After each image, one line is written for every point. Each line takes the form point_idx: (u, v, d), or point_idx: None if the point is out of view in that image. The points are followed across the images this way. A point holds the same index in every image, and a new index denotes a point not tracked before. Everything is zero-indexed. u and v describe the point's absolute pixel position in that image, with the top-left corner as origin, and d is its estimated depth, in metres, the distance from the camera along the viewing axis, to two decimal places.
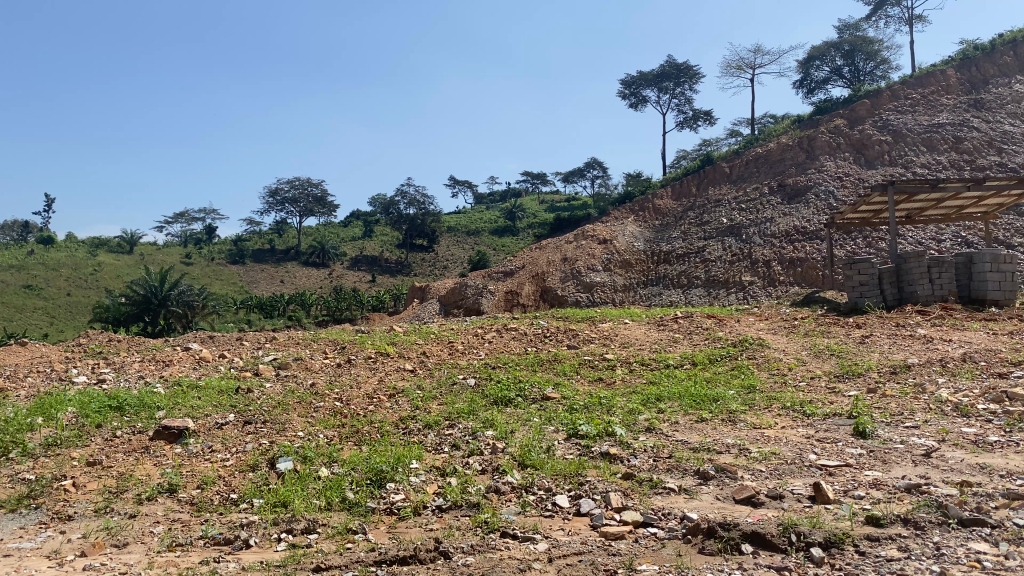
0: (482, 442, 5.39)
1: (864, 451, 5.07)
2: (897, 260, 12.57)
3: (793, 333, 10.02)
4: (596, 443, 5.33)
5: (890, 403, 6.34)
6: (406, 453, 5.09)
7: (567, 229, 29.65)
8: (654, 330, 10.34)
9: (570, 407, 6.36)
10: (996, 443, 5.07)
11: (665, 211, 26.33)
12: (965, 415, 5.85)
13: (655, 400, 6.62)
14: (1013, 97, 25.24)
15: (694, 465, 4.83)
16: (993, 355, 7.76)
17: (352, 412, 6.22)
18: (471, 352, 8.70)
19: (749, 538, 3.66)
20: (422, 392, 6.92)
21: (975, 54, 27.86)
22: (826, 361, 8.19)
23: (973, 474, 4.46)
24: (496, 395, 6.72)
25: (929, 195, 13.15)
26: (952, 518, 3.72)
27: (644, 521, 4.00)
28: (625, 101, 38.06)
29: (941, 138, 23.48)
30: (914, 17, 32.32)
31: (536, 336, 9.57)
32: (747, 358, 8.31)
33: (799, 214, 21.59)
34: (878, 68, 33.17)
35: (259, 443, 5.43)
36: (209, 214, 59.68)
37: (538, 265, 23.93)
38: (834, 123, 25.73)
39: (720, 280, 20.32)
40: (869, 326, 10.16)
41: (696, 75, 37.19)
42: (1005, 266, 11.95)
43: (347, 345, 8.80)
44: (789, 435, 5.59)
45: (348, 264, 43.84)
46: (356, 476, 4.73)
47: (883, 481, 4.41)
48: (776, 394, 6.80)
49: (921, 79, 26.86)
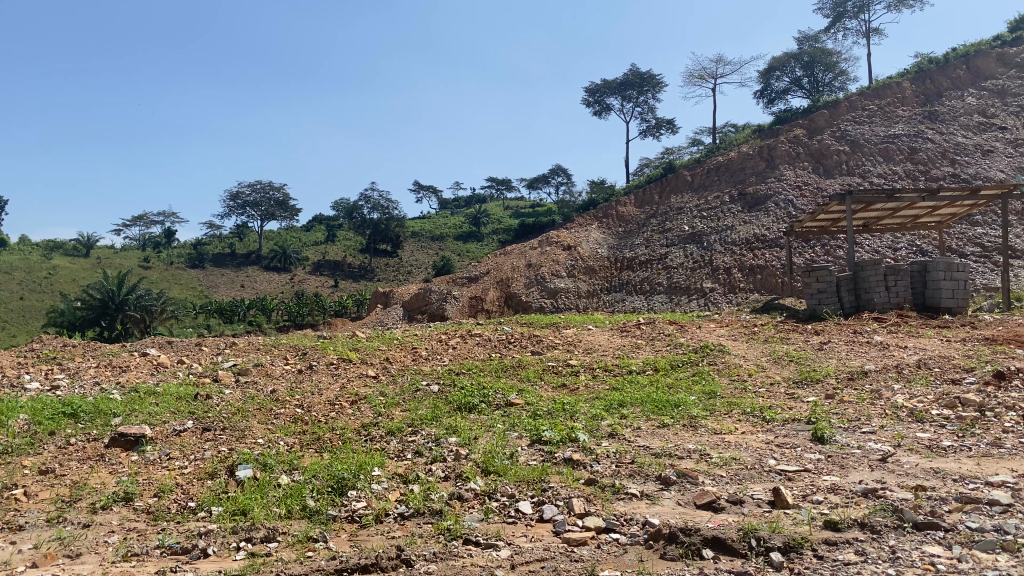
0: (445, 448, 5.37)
1: (823, 456, 5.15)
2: (854, 267, 12.78)
3: (753, 339, 10.16)
4: (559, 449, 5.35)
5: (847, 408, 6.45)
6: (367, 461, 5.05)
7: (531, 235, 29.70)
8: (618, 336, 10.40)
9: (534, 413, 6.37)
10: (949, 447, 5.19)
11: (628, 218, 26.53)
12: (920, 420, 5.98)
13: (619, 405, 6.66)
14: (966, 110, 25.84)
15: (655, 470, 4.86)
16: (947, 361, 7.93)
17: (313, 419, 6.17)
18: (435, 357, 8.69)
19: (710, 543, 3.69)
20: (386, 398, 6.89)
21: (930, 67, 28.45)
22: (785, 366, 8.31)
23: (927, 478, 4.55)
24: (460, 401, 6.70)
25: (886, 204, 13.41)
26: (907, 522, 3.79)
27: (606, 526, 4.02)
28: (589, 109, 38.29)
29: (897, 148, 24.00)
30: (871, 30, 33.02)
31: (500, 342, 9.57)
32: (708, 364, 8.39)
33: (759, 222, 21.92)
34: (836, 79, 33.76)
35: (218, 451, 5.36)
36: (169, 217, 58.75)
37: (502, 270, 23.93)
38: (793, 133, 26.15)
39: (682, 287, 20.55)
40: (827, 333, 10.30)
41: (660, 83, 37.56)
42: (958, 275, 12.30)
43: (309, 352, 8.71)
44: (749, 440, 5.67)
45: (310, 268, 43.48)
46: (317, 483, 4.68)
47: (840, 485, 4.48)
48: (737, 400, 6.90)
49: (878, 91, 27.41)
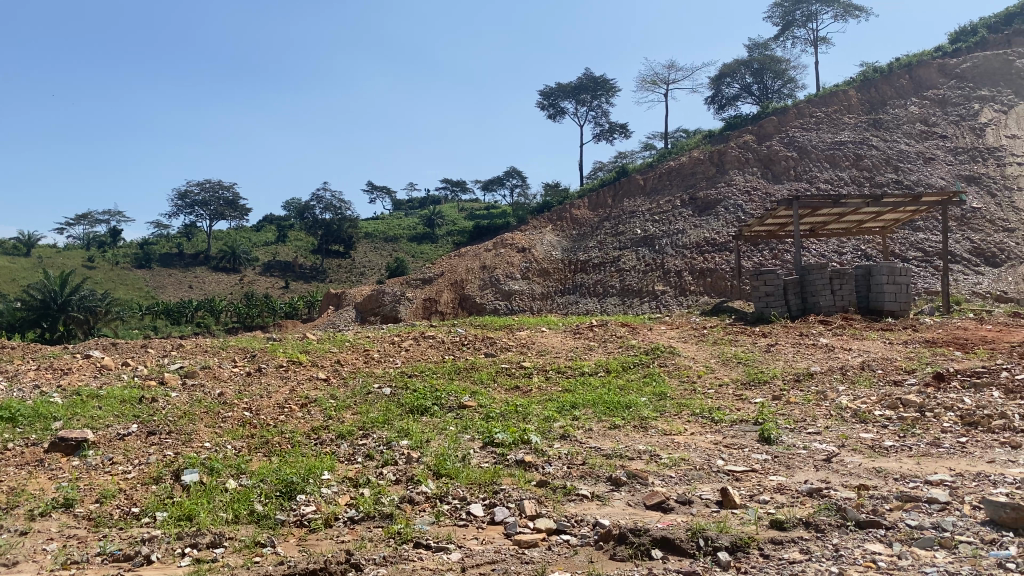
0: (397, 451, 5.33)
1: (769, 456, 5.24)
2: (801, 271, 13.04)
3: (703, 341, 10.30)
4: (511, 451, 5.35)
5: (793, 409, 6.56)
6: (317, 464, 4.98)
7: (486, 237, 29.64)
8: (570, 338, 10.45)
9: (486, 414, 6.37)
10: (891, 448, 5.32)
11: (582, 221, 26.68)
12: (863, 421, 6.11)
13: (571, 407, 6.68)
14: (909, 118, 26.53)
15: (606, 472, 4.90)
16: (889, 363, 8.13)
17: (262, 422, 6.07)
18: (388, 360, 8.61)
19: (659, 544, 3.73)
20: (337, 401, 6.82)
21: (875, 75, 29.12)
22: (733, 368, 8.45)
23: (870, 478, 4.66)
24: (413, 404, 6.66)
25: (832, 210, 13.71)
26: (850, 520, 3.88)
27: (556, 528, 4.04)
28: (543, 112, 38.40)
29: (843, 155, 24.58)
30: (819, 39, 33.74)
31: (453, 344, 9.55)
32: (659, 365, 8.49)
33: (709, 226, 22.25)
34: (785, 86, 34.45)
35: (164, 455, 5.24)
36: (113, 216, 57.35)
37: (456, 271, 23.89)
38: (743, 138, 26.57)
39: (635, 290, 20.75)
40: (774, 335, 10.50)
41: (613, 88, 37.88)
42: (901, 279, 12.63)
43: (258, 354, 8.57)
44: (698, 441, 5.75)
45: (260, 269, 42.84)
46: (265, 487, 4.61)
47: (787, 485, 4.56)
48: (686, 401, 6.98)
49: (825, 99, 27.99)
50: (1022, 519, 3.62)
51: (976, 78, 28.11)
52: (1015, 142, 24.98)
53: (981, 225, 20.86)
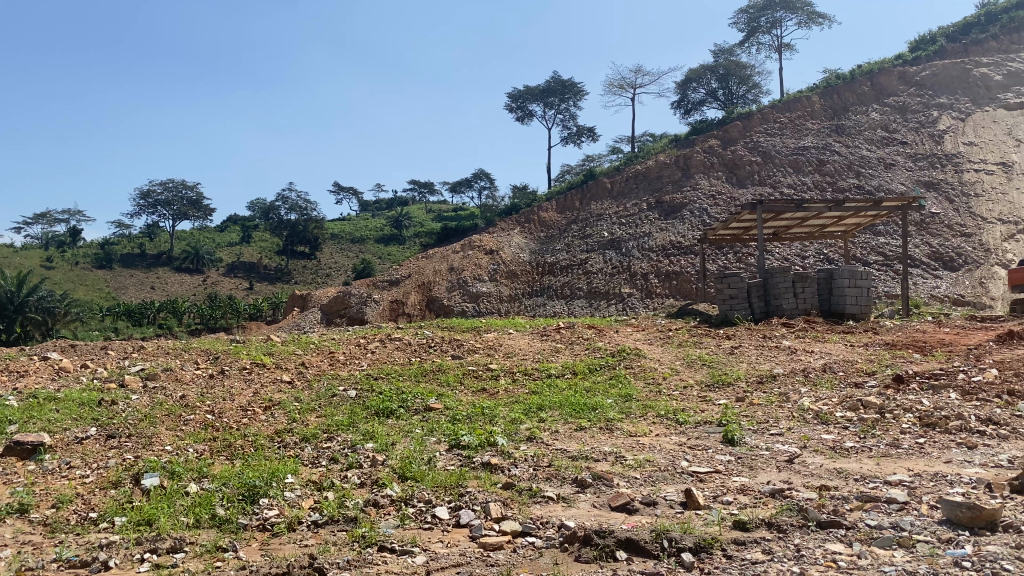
0: (362, 454, 5.30)
1: (733, 457, 5.29)
2: (764, 274, 13.17)
3: (668, 343, 10.38)
4: (477, 453, 5.34)
5: (756, 411, 6.64)
6: (280, 467, 4.93)
7: (454, 239, 29.59)
8: (538, 340, 10.46)
9: (453, 417, 6.35)
10: (852, 449, 5.40)
11: (550, 223, 26.75)
12: (824, 422, 6.20)
13: (537, 409, 6.69)
14: (870, 125, 26.99)
15: (571, 473, 4.91)
16: (850, 365, 8.26)
17: (225, 424, 6.00)
18: (353, 362, 8.55)
19: (623, 544, 3.75)
20: (301, 404, 6.75)
21: (837, 82, 29.52)
22: (698, 370, 8.53)
23: (831, 478, 4.73)
24: (378, 406, 6.62)
25: (794, 214, 13.88)
26: (811, 521, 3.93)
27: (522, 530, 4.04)
28: (512, 114, 38.41)
29: (806, 160, 24.96)
30: (783, 45, 34.20)
31: (420, 346, 9.51)
32: (624, 367, 8.54)
33: (675, 230, 22.46)
34: (749, 92, 34.85)
35: (123, 459, 5.15)
36: (73, 215, 56.27)
37: (423, 273, 23.82)
38: (709, 143, 26.83)
39: (602, 292, 20.85)
40: (737, 337, 10.62)
41: (581, 92, 38.05)
42: (862, 282, 12.84)
43: (221, 356, 8.46)
44: (663, 442, 5.79)
45: (224, 270, 42.29)
46: (227, 491, 4.54)
47: (749, 486, 4.60)
48: (650, 403, 7.02)
49: (789, 104, 28.35)
50: (977, 518, 3.70)
51: (935, 86, 28.60)
52: (972, 149, 25.51)
53: (939, 229, 21.30)
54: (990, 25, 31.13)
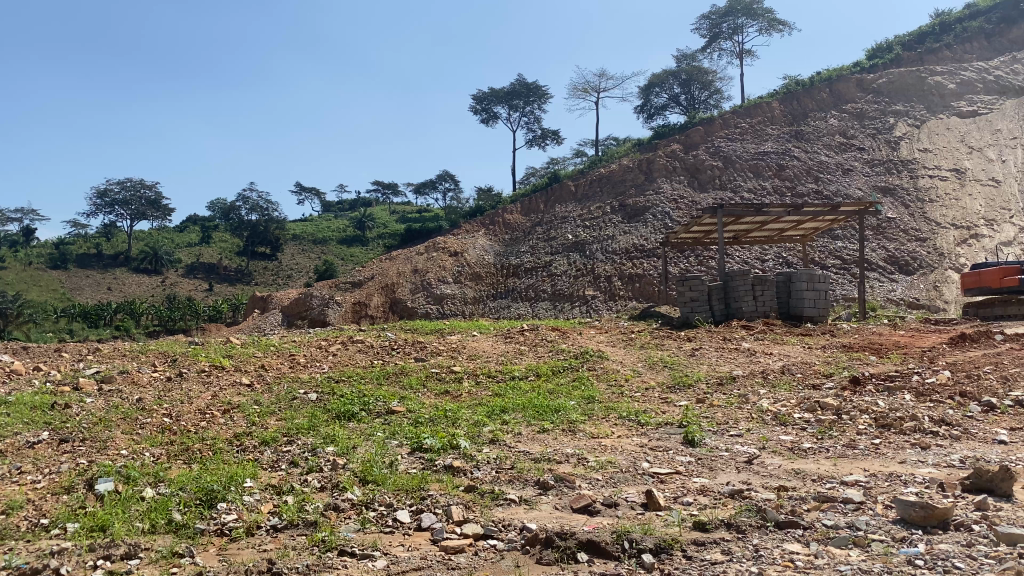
0: (322, 458, 5.24)
1: (693, 458, 5.34)
2: (725, 277, 13.34)
3: (631, 345, 10.46)
4: (440, 456, 5.32)
5: (717, 412, 6.72)
6: (239, 472, 4.86)
7: (418, 241, 29.45)
8: (502, 342, 10.44)
9: (415, 420, 6.32)
10: (809, 450, 5.48)
11: (514, 225, 26.79)
12: (783, 424, 6.29)
13: (500, 411, 6.68)
14: (828, 131, 27.46)
15: (534, 475, 4.92)
16: (808, 367, 8.39)
17: (182, 428, 5.90)
18: (314, 364, 8.47)
19: (585, 546, 3.76)
20: (261, 407, 6.67)
21: (797, 89, 29.96)
22: (659, 371, 8.61)
23: (789, 479, 4.80)
24: (340, 409, 6.56)
25: (754, 218, 14.06)
26: (770, 521, 3.99)
27: (484, 533, 4.03)
28: (476, 116, 38.38)
29: (766, 165, 25.35)
30: (744, 51, 34.68)
31: (382, 349, 9.44)
32: (587, 369, 8.58)
33: (638, 233, 22.65)
34: (712, 97, 35.27)
35: (77, 463, 5.04)
36: (27, 214, 55.03)
37: (387, 275, 23.74)
38: (671, 147, 27.07)
39: (565, 294, 20.95)
40: (698, 339, 10.74)
41: (545, 95, 38.18)
42: (820, 285, 13.07)
43: (179, 358, 8.31)
44: (625, 443, 5.82)
45: (183, 271, 41.62)
46: (184, 496, 4.46)
47: (709, 487, 4.65)
48: (613, 404, 7.07)
49: (749, 110, 28.73)
50: (930, 517, 3.78)
51: (892, 93, 29.15)
52: (927, 155, 26.05)
53: (895, 234, 21.74)
54: (943, 35, 31.83)
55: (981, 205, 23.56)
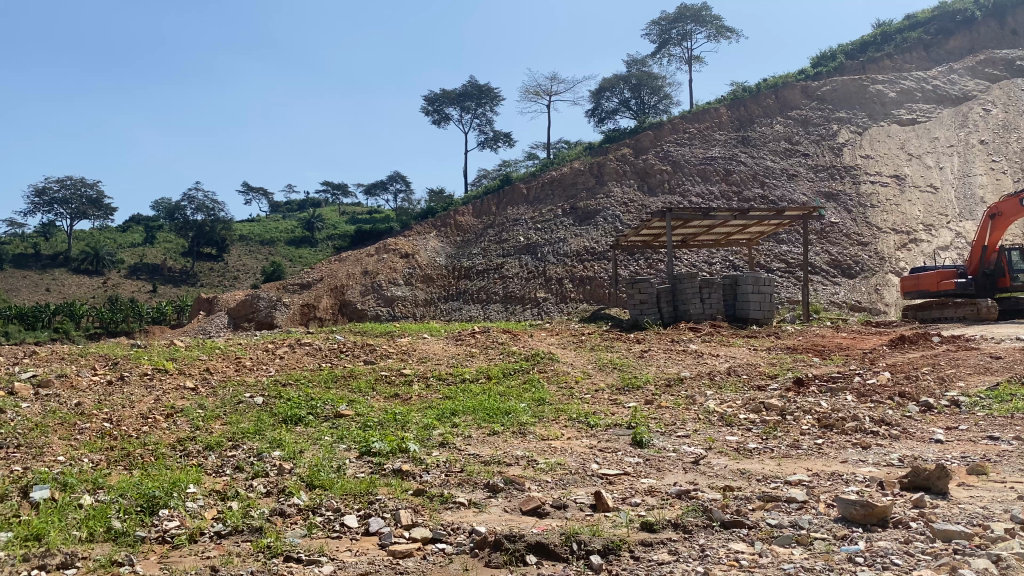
0: (268, 463, 5.16)
1: (641, 459, 5.40)
2: (673, 280, 13.51)
3: (580, 347, 10.53)
4: (389, 460, 5.28)
5: (665, 413, 6.79)
6: (182, 477, 4.75)
7: (368, 242, 29.22)
8: (452, 345, 10.41)
9: (364, 424, 6.26)
10: (754, 450, 5.58)
11: (466, 227, 26.73)
12: (729, 424, 6.39)
13: (450, 415, 6.65)
14: (774, 137, 28.01)
15: (483, 478, 4.91)
16: (753, 368, 8.53)
17: (123, 433, 5.76)
18: (261, 368, 8.32)
19: (533, 548, 3.77)
20: (205, 411, 6.54)
21: (744, 95, 30.49)
22: (609, 373, 8.67)
23: (734, 479, 4.87)
24: (287, 413, 6.46)
25: (702, 222, 14.27)
26: (715, 521, 4.04)
27: (432, 537, 4.01)
28: (428, 117, 38.20)
29: (714, 169, 25.76)
30: (693, 58, 35.19)
31: (331, 352, 9.34)
32: (538, 372, 8.59)
33: (589, 236, 22.83)
34: (661, 102, 35.72)
35: (11, 470, 4.87)
36: None
37: (337, 277, 23.57)
38: (621, 151, 27.32)
39: (517, 296, 21.00)
40: (647, 341, 10.87)
41: (497, 97, 38.23)
42: (765, 288, 13.33)
43: (120, 361, 8.11)
44: (574, 445, 5.85)
45: (125, 272, 40.59)
46: (124, 503, 4.34)
47: (657, 488, 4.70)
48: (563, 407, 7.09)
49: (698, 115, 29.15)
50: (869, 516, 3.87)
51: (835, 101, 29.84)
52: (868, 162, 26.72)
53: (838, 239, 22.27)
54: (884, 44, 32.68)
55: (920, 211, 24.23)
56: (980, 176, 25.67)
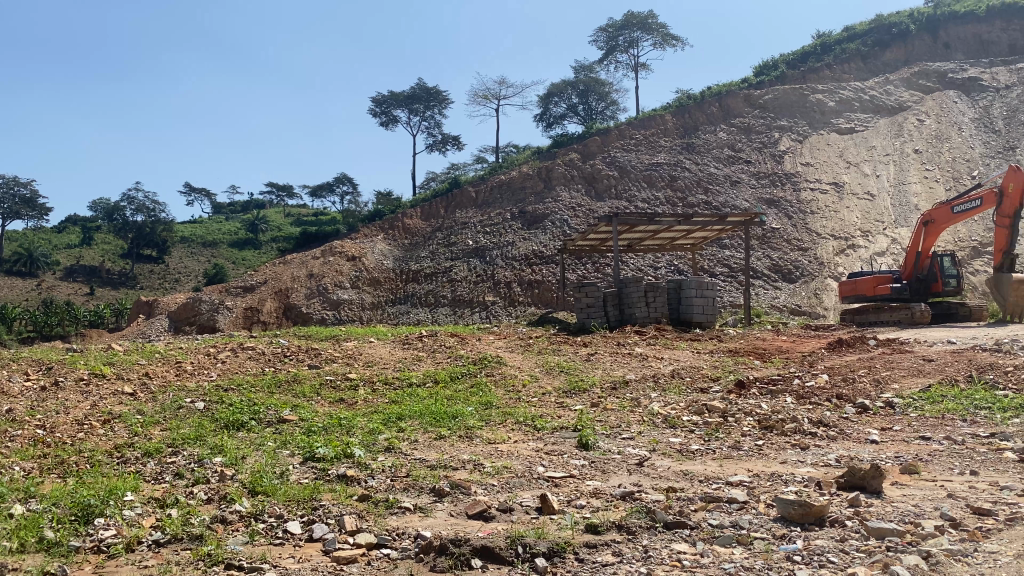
0: (209, 469, 5.06)
1: (586, 462, 5.44)
2: (619, 284, 13.61)
3: (528, 350, 10.55)
4: (333, 466, 5.23)
5: (610, 416, 6.85)
6: (119, 485, 4.62)
7: (314, 245, 28.88)
8: (399, 349, 10.36)
9: (308, 429, 6.17)
10: (697, 451, 5.68)
11: (414, 230, 26.54)
12: (673, 426, 6.47)
13: (397, 419, 6.61)
14: (718, 144, 28.49)
15: (429, 483, 4.89)
16: (696, 371, 8.67)
17: (57, 440, 5.57)
18: (201, 372, 8.17)
19: (479, 553, 3.76)
20: (144, 417, 6.39)
21: (689, 102, 30.97)
22: (556, 377, 8.71)
23: (677, 480, 4.94)
24: (229, 418, 6.35)
25: (647, 227, 14.44)
26: (658, 522, 4.09)
27: (377, 542, 3.98)
28: (375, 119, 37.91)
29: (660, 175, 26.12)
30: (640, 65, 35.64)
31: (274, 356, 9.19)
32: (485, 375, 8.60)
33: (537, 240, 22.96)
34: (608, 108, 36.11)
35: None
36: None
37: (281, 280, 23.25)
38: (569, 157, 27.49)
39: (465, 300, 21.00)
40: (593, 344, 10.95)
41: (445, 100, 38.19)
42: (708, 293, 13.55)
43: (56, 366, 7.87)
44: (520, 448, 5.86)
45: (60, 273, 39.36)
46: (57, 512, 4.19)
47: (602, 490, 4.74)
48: (510, 410, 7.10)
49: (644, 121, 29.49)
50: (807, 515, 3.97)
51: (777, 109, 30.48)
52: (808, 169, 27.38)
53: (779, 244, 22.77)
54: (824, 55, 33.53)
55: (858, 217, 24.90)
56: (915, 184, 26.51)
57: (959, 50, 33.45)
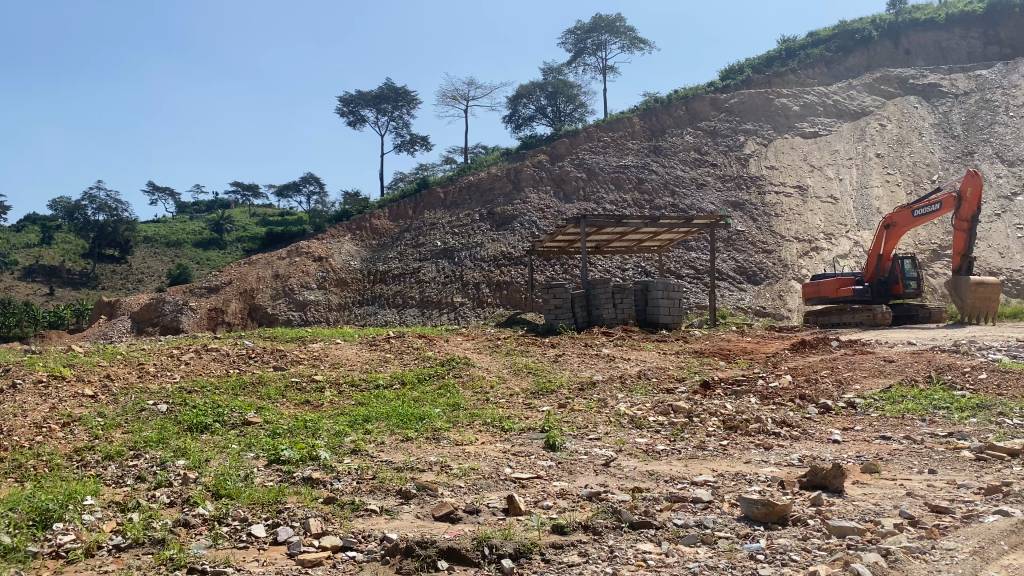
0: (172, 472, 4.98)
1: (553, 463, 5.45)
2: (586, 285, 13.64)
3: (495, 351, 10.55)
4: (298, 468, 5.18)
5: (577, 416, 6.88)
6: (79, 489, 4.54)
7: (280, 245, 28.60)
8: (367, 350, 10.28)
9: (273, 431, 6.10)
10: (662, 451, 5.72)
11: (381, 230, 26.37)
12: (639, 427, 6.51)
13: (363, 421, 6.57)
14: (685, 147, 28.72)
15: (395, 485, 4.87)
16: (662, 372, 8.74)
17: (14, 444, 5.45)
18: (165, 374, 8.06)
19: (445, 554, 3.75)
20: (105, 419, 6.28)
21: (656, 106, 31.21)
22: (523, 378, 8.72)
23: (643, 480, 4.98)
24: (191, 421, 6.27)
25: (615, 229, 14.51)
26: (624, 522, 4.11)
27: (343, 545, 3.96)
28: (342, 118, 37.62)
29: (627, 178, 26.27)
30: (607, 67, 35.77)
31: (239, 357, 9.09)
32: (453, 376, 8.59)
33: (506, 241, 23.00)
34: (576, 111, 36.19)
35: None
36: None
37: (246, 280, 23.00)
38: (538, 158, 27.55)
39: (433, 300, 20.96)
40: (561, 345, 10.98)
41: (413, 100, 38.03)
42: (674, 295, 13.66)
43: (14, 368, 7.71)
44: (488, 450, 5.85)
45: (18, 273, 38.48)
46: (13, 516, 4.09)
47: (569, 490, 4.75)
48: (477, 411, 7.09)
49: (612, 124, 29.63)
50: (770, 514, 4.01)
51: (742, 113, 30.77)
52: (773, 173, 27.70)
53: (744, 246, 23.04)
54: (789, 60, 33.96)
55: (821, 220, 25.25)
56: (877, 188, 26.96)
57: (920, 56, 34.04)
